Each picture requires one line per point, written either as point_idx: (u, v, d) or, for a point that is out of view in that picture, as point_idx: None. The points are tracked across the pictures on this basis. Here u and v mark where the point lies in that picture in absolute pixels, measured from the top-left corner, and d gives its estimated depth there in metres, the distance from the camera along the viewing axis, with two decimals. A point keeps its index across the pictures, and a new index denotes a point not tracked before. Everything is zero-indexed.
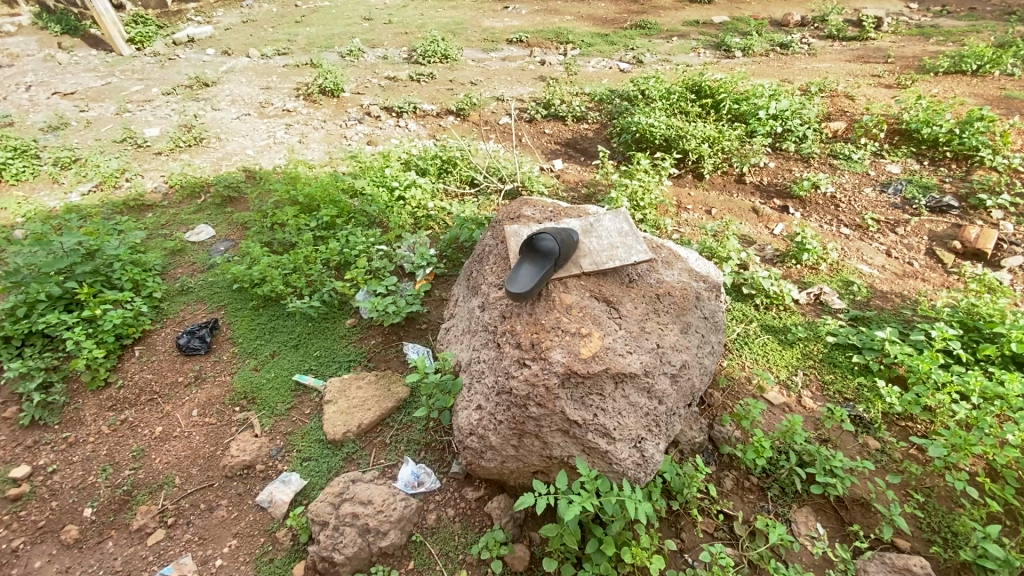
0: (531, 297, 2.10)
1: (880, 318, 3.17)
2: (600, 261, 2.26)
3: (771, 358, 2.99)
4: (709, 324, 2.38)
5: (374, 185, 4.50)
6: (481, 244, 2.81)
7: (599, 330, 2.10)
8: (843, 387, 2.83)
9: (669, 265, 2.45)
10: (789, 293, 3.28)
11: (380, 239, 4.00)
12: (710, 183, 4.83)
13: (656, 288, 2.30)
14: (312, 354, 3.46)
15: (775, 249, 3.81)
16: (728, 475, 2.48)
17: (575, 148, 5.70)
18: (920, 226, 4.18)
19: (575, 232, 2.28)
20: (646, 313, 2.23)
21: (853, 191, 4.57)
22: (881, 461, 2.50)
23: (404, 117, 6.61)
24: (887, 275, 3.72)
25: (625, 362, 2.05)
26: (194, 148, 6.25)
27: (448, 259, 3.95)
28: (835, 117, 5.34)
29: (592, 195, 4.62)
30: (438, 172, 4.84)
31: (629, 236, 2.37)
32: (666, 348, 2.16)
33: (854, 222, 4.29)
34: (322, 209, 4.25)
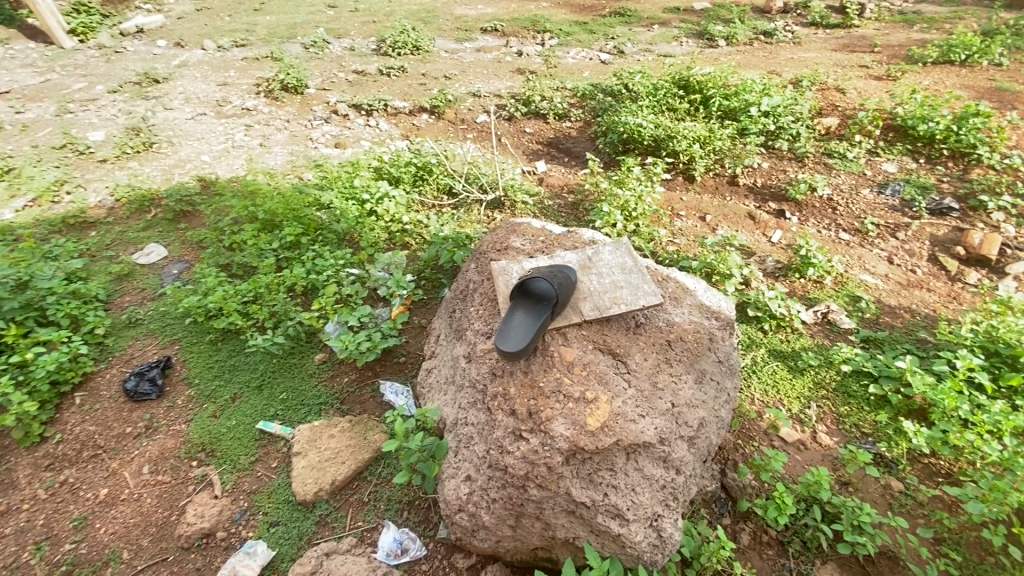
0: (526, 353, 1.81)
1: (892, 339, 2.97)
2: (604, 305, 1.98)
3: (782, 389, 2.78)
4: (726, 369, 2.11)
5: (342, 198, 4.11)
6: (463, 277, 2.48)
7: (606, 392, 1.80)
8: (860, 420, 2.63)
9: (676, 301, 2.19)
10: (797, 314, 3.05)
11: (350, 260, 3.62)
12: (702, 185, 4.57)
13: (667, 334, 2.03)
14: (277, 396, 3.11)
15: (777, 261, 3.57)
16: (744, 529, 2.28)
17: (559, 147, 5.35)
18: (921, 230, 4.01)
19: (574, 272, 2.02)
20: (656, 365, 1.95)
21: (849, 193, 4.38)
22: (906, 506, 2.30)
23: (374, 115, 6.19)
24: (891, 285, 3.56)
25: (639, 428, 1.76)
26: (143, 154, 5.72)
27: (427, 280, 3.59)
28: (827, 112, 5.13)
29: (579, 202, 4.31)
30: (413, 180, 4.45)
31: (633, 273, 2.09)
32: (682, 407, 1.89)
33: (853, 227, 4.11)
34: (285, 226, 3.84)
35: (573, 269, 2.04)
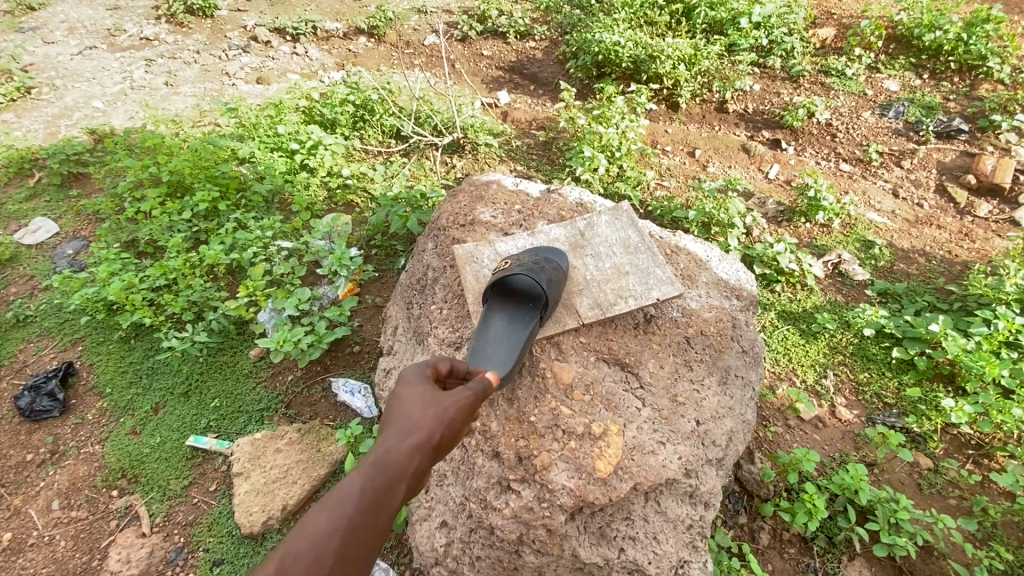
0: (513, 375, 1.34)
1: (911, 290, 2.65)
2: (606, 301, 1.54)
3: (794, 357, 2.45)
4: (751, 360, 1.72)
5: (264, 149, 3.39)
6: (419, 261, 1.97)
7: (617, 420, 1.39)
8: (881, 388, 2.34)
9: (690, 280, 1.77)
10: (809, 269, 2.67)
11: (282, 230, 2.99)
12: (688, 113, 4.01)
13: (684, 329, 1.61)
14: (209, 404, 2.60)
15: (778, 203, 3.15)
16: (763, 527, 1.99)
17: (522, 71, 4.59)
18: (927, 157, 3.63)
19: (565, 258, 1.58)
20: (674, 372, 1.54)
21: (850, 116, 3.92)
22: (937, 486, 2.06)
23: (301, 41, 5.23)
24: (900, 224, 3.23)
25: (660, 463, 1.36)
26: (18, 102, 4.67)
27: (379, 248, 3.02)
28: (822, 22, 4.55)
29: (551, 141, 3.71)
30: (352, 122, 3.72)
31: (639, 252, 1.66)
32: (708, 423, 1.50)
33: (854, 156, 3.69)
34: (197, 191, 3.14)
35: (563, 254, 1.60)
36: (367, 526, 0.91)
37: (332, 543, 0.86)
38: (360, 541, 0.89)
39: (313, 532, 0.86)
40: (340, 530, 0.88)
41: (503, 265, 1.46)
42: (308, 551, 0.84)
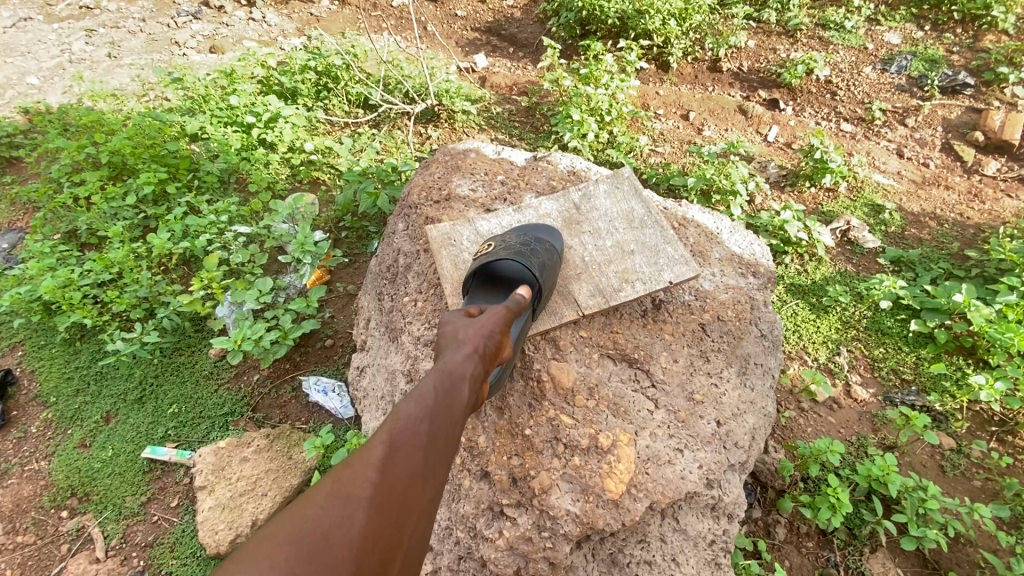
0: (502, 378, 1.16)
1: (925, 257, 2.48)
2: (609, 287, 1.37)
3: (804, 334, 2.27)
4: (770, 345, 1.52)
5: (217, 124, 3.06)
6: (389, 244, 1.72)
7: (627, 427, 1.21)
8: (898, 363, 2.17)
9: (702, 256, 1.57)
10: (819, 238, 2.47)
11: (240, 213, 2.70)
12: (679, 73, 3.74)
13: (697, 316, 1.42)
14: (165, 410, 2.33)
15: (780, 167, 2.93)
16: (779, 521, 1.82)
17: (500, 32, 4.24)
18: (932, 114, 3.43)
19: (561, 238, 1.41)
20: (688, 367, 1.34)
21: (850, 72, 3.68)
22: (962, 468, 1.91)
23: (258, 5, 4.80)
24: (907, 186, 3.04)
25: (678, 475, 1.18)
26: None
27: (349, 230, 2.75)
28: None
29: (534, 107, 3.41)
30: (314, 91, 3.39)
31: (643, 226, 1.48)
32: (730, 423, 1.31)
33: (856, 114, 3.47)
34: (142, 173, 2.82)
35: (556, 231, 1.43)
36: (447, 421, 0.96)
37: (420, 434, 0.91)
38: (443, 433, 0.94)
39: (402, 425, 0.90)
40: (427, 422, 0.93)
41: (487, 246, 1.32)
42: (401, 444, 0.88)
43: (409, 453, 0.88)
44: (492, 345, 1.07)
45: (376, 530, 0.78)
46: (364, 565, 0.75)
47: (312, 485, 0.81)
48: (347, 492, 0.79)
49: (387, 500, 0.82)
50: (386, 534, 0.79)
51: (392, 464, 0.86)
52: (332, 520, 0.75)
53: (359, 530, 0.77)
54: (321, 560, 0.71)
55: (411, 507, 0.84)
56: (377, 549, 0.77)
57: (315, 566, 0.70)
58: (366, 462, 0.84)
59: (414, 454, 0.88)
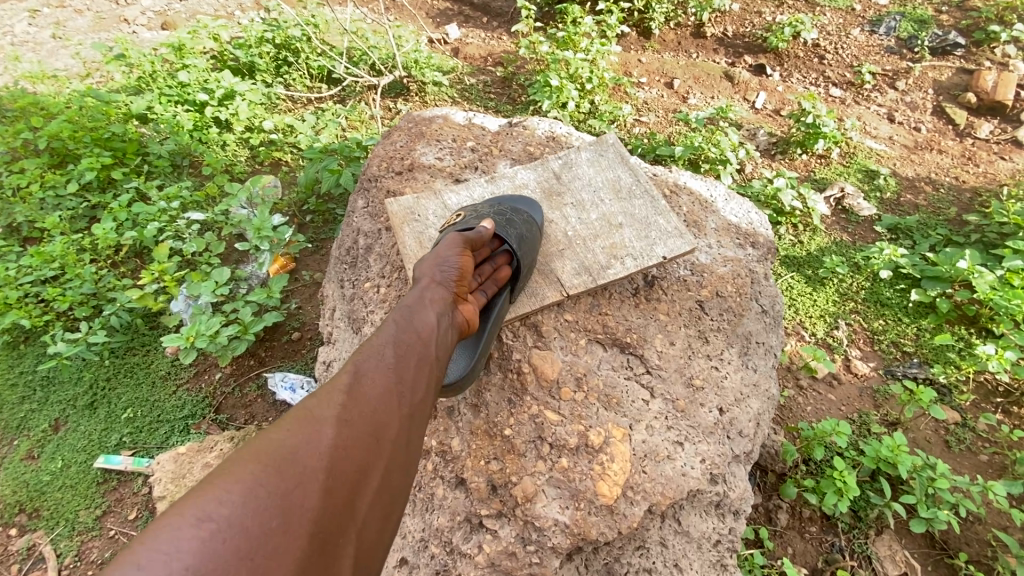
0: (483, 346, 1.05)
1: (922, 223, 2.37)
2: (596, 264, 1.22)
3: (801, 307, 2.16)
4: (772, 321, 1.39)
5: (166, 103, 2.81)
6: (349, 224, 1.55)
7: (621, 421, 1.07)
8: (899, 335, 2.07)
9: (697, 226, 1.43)
10: (814, 207, 2.34)
11: (193, 199, 2.48)
12: (661, 40, 3.56)
13: (694, 292, 1.28)
14: (119, 415, 2.12)
15: (770, 135, 2.79)
16: (780, 507, 1.71)
17: (473, 1, 4.00)
18: (923, 76, 3.30)
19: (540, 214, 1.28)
20: (686, 350, 1.21)
21: (838, 34, 3.54)
22: (967, 442, 1.83)
23: None
24: (900, 151, 2.93)
25: (679, 471, 1.05)
26: None
27: (314, 214, 2.55)
28: None
29: (510, 78, 3.20)
30: (273, 66, 3.15)
31: (632, 194, 1.33)
32: (734, 409, 1.18)
33: (845, 79, 3.34)
34: (84, 158, 2.58)
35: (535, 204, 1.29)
36: (419, 344, 0.94)
37: (388, 357, 0.89)
38: (414, 355, 0.91)
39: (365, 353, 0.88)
40: (395, 345, 0.91)
41: (457, 216, 1.22)
42: (367, 368, 0.87)
43: (378, 375, 0.87)
44: (454, 271, 1.04)
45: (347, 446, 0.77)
46: (333, 480, 0.74)
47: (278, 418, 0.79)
48: (311, 416, 0.78)
49: (356, 418, 0.81)
50: (356, 447, 0.78)
51: (359, 389, 0.84)
52: (297, 442, 0.74)
53: (326, 446, 0.75)
54: (285, 480, 0.70)
55: (385, 426, 0.82)
56: (348, 461, 0.76)
57: (279, 479, 0.69)
58: (330, 389, 0.82)
59: (381, 378, 0.86)
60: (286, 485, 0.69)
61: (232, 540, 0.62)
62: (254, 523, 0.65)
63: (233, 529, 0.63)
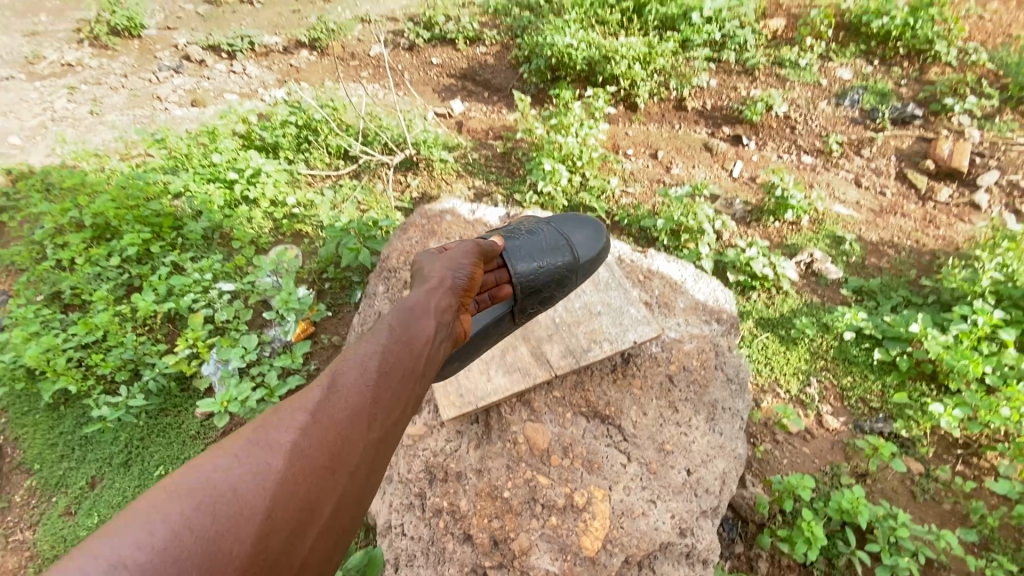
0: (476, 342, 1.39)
1: (885, 285, 2.61)
2: (579, 347, 1.48)
3: (776, 366, 2.36)
4: (737, 388, 1.59)
5: (199, 182, 3.12)
6: (371, 308, 1.82)
7: (601, 483, 1.29)
8: (866, 391, 2.27)
9: (667, 308, 1.70)
10: (784, 273, 2.58)
11: (224, 270, 2.75)
12: (647, 113, 3.92)
13: (665, 367, 1.51)
14: (152, 472, 2.31)
15: (746, 203, 3.07)
16: (760, 555, 1.87)
17: (475, 77, 4.40)
18: (886, 144, 3.62)
19: (580, 240, 1.61)
20: (658, 419, 1.43)
21: (807, 107, 3.89)
22: (930, 492, 1.99)
23: (238, 58, 4.93)
24: (866, 215, 3.20)
25: (652, 526, 1.25)
26: None
27: (332, 281, 2.80)
28: (772, 12, 4.52)
29: (510, 151, 3.52)
30: (295, 144, 3.48)
31: (611, 289, 1.63)
32: (700, 470, 1.38)
33: (815, 147, 3.66)
34: (125, 234, 2.86)
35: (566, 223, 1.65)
36: (389, 372, 1.11)
37: (366, 377, 1.08)
38: (390, 373, 1.11)
39: (347, 372, 1.07)
40: (373, 366, 1.09)
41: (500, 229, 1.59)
42: (345, 386, 1.06)
43: (354, 392, 1.05)
44: (459, 285, 1.31)
45: (305, 466, 0.94)
46: (292, 492, 0.92)
47: (253, 424, 0.99)
48: (284, 433, 0.97)
49: (326, 432, 0.99)
50: (318, 462, 0.96)
51: (334, 405, 1.03)
52: (260, 459, 0.92)
53: (288, 463, 0.94)
54: (245, 496, 0.89)
55: (350, 442, 1.01)
56: (306, 476, 0.94)
57: (237, 493, 0.88)
58: (310, 400, 1.01)
59: (355, 397, 1.05)
60: (244, 498, 0.88)
61: (185, 545, 0.81)
62: (208, 528, 0.84)
63: (186, 537, 0.82)
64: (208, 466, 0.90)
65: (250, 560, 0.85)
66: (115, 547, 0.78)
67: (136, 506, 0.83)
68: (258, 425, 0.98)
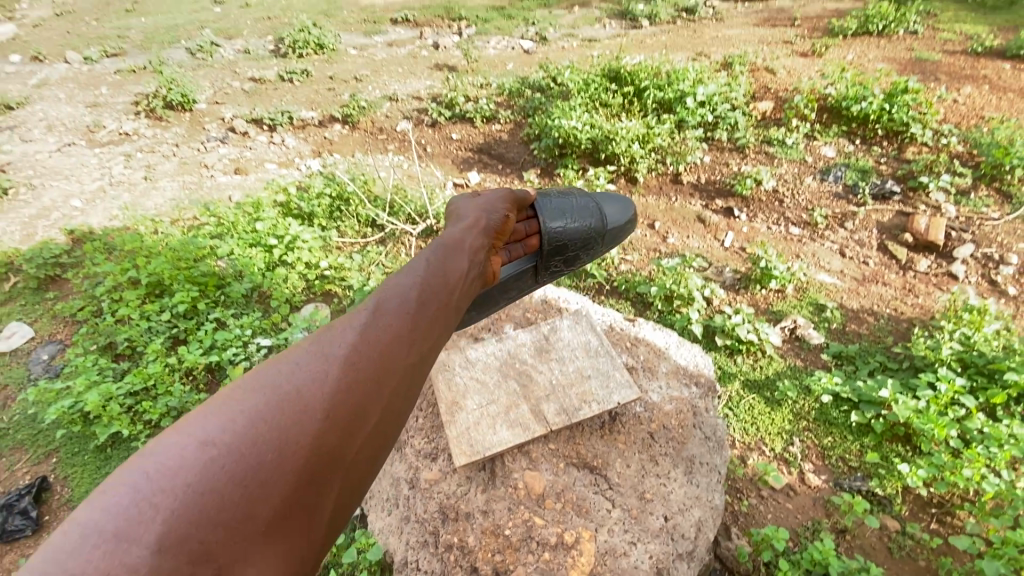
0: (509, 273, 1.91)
1: (863, 351, 2.84)
2: (572, 406, 1.71)
3: (761, 426, 2.56)
4: (714, 445, 1.78)
5: (243, 246, 3.51)
6: None
7: (589, 525, 1.52)
8: (845, 451, 2.45)
9: (651, 372, 1.95)
10: (767, 338, 2.83)
11: (262, 327, 3.07)
12: (646, 186, 4.29)
13: (647, 425, 1.76)
14: None
15: (735, 272, 3.35)
16: None
17: (490, 151, 4.86)
18: (867, 218, 3.93)
19: (605, 218, 2.18)
20: (640, 471, 1.67)
21: (794, 182, 4.23)
22: (905, 548, 2.13)
23: (278, 130, 5.49)
24: (849, 284, 3.45)
25: (632, 564, 1.47)
26: None
27: None
28: (761, 96, 4.97)
29: None
30: (328, 212, 3.89)
31: (600, 355, 1.84)
32: (676, 517, 1.60)
33: (802, 220, 3.97)
34: (176, 292, 3.22)
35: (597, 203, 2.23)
36: (428, 300, 1.24)
37: (407, 300, 1.21)
38: (428, 301, 1.24)
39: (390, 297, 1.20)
40: (414, 293, 1.23)
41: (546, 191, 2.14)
42: (389, 308, 1.18)
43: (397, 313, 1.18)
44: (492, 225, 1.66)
45: (355, 371, 1.06)
46: (345, 394, 1.04)
47: (308, 337, 1.11)
48: (337, 346, 1.09)
49: (373, 345, 1.11)
50: (366, 373, 1.07)
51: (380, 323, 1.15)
52: (315, 365, 1.05)
53: (340, 370, 1.05)
54: (303, 394, 1.01)
55: (395, 356, 1.12)
56: (356, 383, 1.06)
57: (298, 392, 1.01)
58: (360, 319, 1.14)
59: (397, 318, 1.17)
60: (303, 396, 1.00)
61: (253, 434, 0.94)
62: (273, 420, 0.96)
63: (254, 428, 0.94)
64: (269, 372, 1.02)
65: (312, 446, 0.97)
66: (197, 432, 0.92)
67: (211, 402, 0.98)
68: (313, 339, 1.10)
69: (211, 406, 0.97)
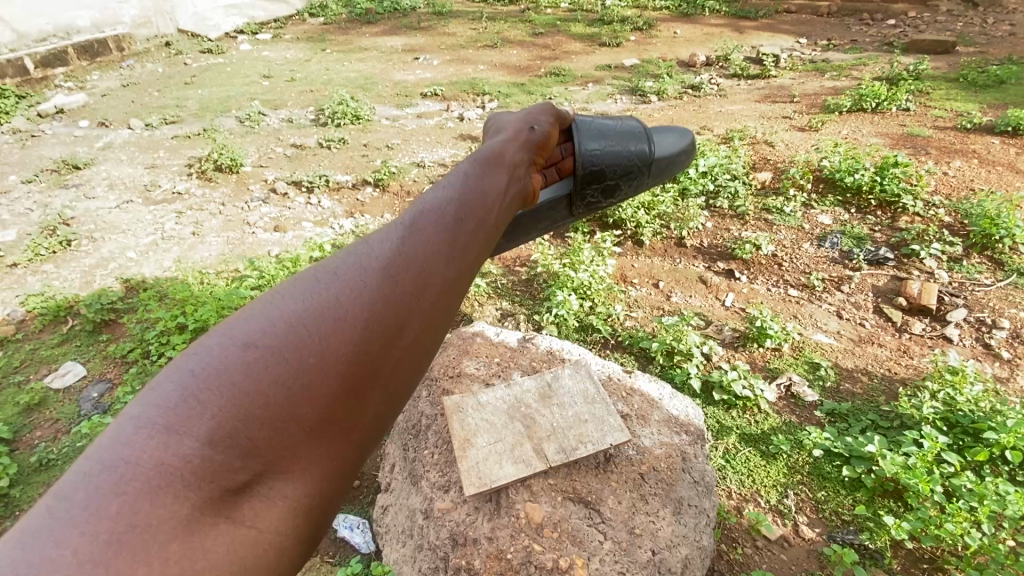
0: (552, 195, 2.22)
1: (855, 409, 2.98)
2: (570, 446, 1.93)
3: (757, 478, 2.69)
4: (702, 489, 1.99)
5: None
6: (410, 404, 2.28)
7: (582, 553, 1.70)
8: (838, 505, 2.56)
9: (644, 419, 2.14)
10: (762, 394, 3.00)
11: None
12: (651, 248, 4.59)
13: (638, 467, 1.95)
14: None
15: (734, 330, 3.56)
16: None
17: None
18: (863, 282, 4.14)
19: (655, 143, 2.38)
20: (631, 508, 1.85)
21: (792, 247, 4.50)
22: None
23: (315, 192, 6.01)
24: (845, 344, 3.62)
25: None
26: (59, 255, 5.25)
27: None
28: (760, 167, 5.34)
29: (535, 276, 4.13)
30: None
31: (597, 402, 2.08)
32: (664, 551, 1.77)
33: (800, 282, 4.20)
34: None
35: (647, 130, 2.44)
36: (463, 223, 1.26)
37: (443, 221, 1.23)
38: (462, 225, 1.26)
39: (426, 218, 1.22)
40: (450, 216, 1.25)
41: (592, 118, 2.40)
42: (426, 226, 1.21)
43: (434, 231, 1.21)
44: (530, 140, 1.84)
45: (391, 284, 1.09)
46: (384, 306, 1.06)
47: (346, 253, 1.16)
48: (375, 261, 1.12)
49: (411, 261, 1.13)
50: (404, 287, 1.09)
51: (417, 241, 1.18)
52: (352, 279, 1.08)
53: (379, 284, 1.08)
54: (343, 304, 1.04)
55: (432, 272, 1.13)
56: (394, 296, 1.08)
57: (337, 302, 1.04)
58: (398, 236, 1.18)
59: (434, 238, 1.19)
60: (342, 308, 1.04)
61: (294, 343, 0.97)
62: (311, 329, 1.00)
63: (293, 338, 0.97)
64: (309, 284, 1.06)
65: (352, 354, 1.00)
66: (239, 336, 0.97)
67: (253, 309, 1.02)
68: (352, 253, 1.14)
69: (255, 311, 1.02)
